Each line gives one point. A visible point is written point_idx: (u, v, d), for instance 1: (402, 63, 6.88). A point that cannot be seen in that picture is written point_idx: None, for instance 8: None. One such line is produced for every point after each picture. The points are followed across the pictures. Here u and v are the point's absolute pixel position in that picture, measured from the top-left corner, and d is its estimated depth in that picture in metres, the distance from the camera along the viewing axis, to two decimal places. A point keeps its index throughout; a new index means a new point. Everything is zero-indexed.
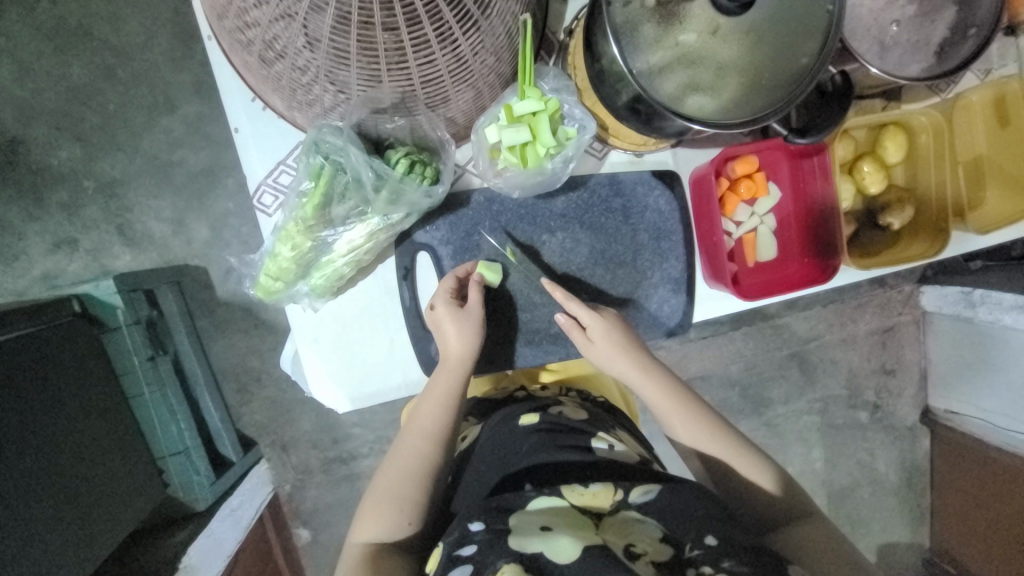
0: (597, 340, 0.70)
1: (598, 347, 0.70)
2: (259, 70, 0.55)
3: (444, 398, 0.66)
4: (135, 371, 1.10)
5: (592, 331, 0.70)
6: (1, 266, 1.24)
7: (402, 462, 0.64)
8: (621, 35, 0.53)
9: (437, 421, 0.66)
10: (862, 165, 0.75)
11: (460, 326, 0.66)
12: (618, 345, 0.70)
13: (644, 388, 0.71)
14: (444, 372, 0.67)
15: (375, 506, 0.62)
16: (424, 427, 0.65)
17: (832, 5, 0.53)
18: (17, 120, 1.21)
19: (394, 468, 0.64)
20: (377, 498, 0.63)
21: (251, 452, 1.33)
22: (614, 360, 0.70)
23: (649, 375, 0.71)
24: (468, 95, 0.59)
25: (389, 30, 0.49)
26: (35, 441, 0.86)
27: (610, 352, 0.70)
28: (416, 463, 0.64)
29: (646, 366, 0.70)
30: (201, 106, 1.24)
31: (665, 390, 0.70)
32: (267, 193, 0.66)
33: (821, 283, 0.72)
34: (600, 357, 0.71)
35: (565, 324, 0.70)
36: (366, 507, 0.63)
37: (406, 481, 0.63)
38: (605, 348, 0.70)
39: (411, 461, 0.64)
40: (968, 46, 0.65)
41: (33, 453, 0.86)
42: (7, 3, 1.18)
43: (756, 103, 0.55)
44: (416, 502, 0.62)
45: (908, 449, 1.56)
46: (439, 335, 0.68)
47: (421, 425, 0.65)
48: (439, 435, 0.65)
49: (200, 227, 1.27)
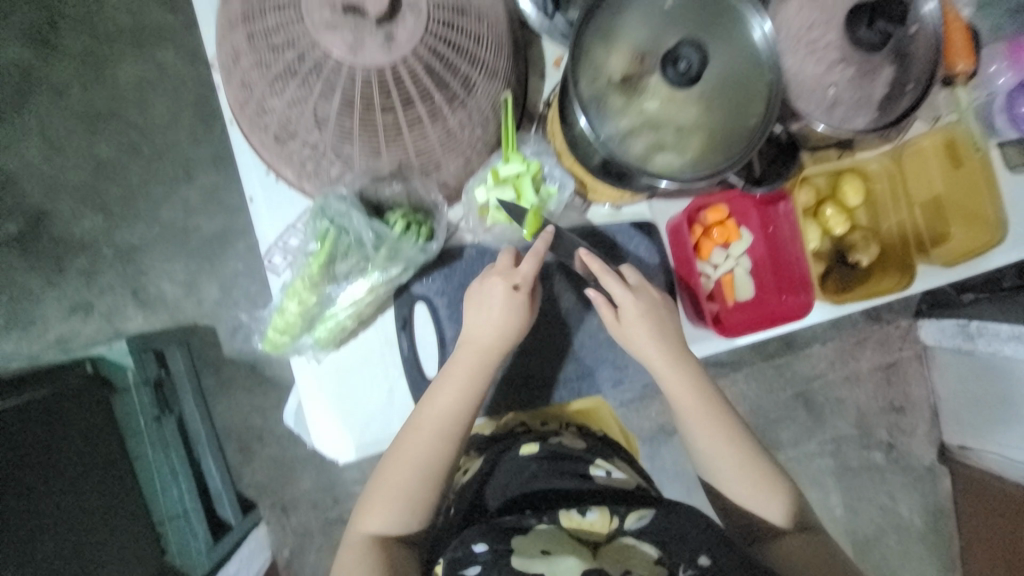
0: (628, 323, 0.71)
1: (626, 329, 0.72)
2: (273, 147, 0.63)
3: (454, 399, 0.68)
4: (142, 432, 1.12)
5: (623, 311, 0.71)
6: (19, 331, 1.29)
7: (409, 460, 0.67)
8: (589, 108, 0.61)
9: (446, 422, 0.67)
10: (825, 209, 0.81)
11: (491, 314, 0.68)
12: (649, 330, 0.71)
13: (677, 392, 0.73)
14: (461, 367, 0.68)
15: (383, 502, 0.67)
16: (433, 427, 0.67)
17: (772, 77, 0.61)
18: (46, 195, 1.30)
19: (399, 466, 0.67)
20: (385, 492, 0.67)
21: (250, 514, 1.31)
22: (651, 351, 0.72)
23: (680, 376, 0.72)
24: (458, 161, 0.66)
25: (388, 111, 0.59)
26: (36, 505, 0.87)
27: (644, 341, 0.71)
28: (419, 461, 0.67)
29: (681, 365, 0.72)
30: (217, 177, 1.33)
31: (694, 389, 0.73)
32: (276, 254, 0.71)
33: (797, 320, 0.77)
34: (630, 339, 0.72)
35: (598, 300, 0.72)
36: (374, 500, 0.68)
37: (410, 479, 0.67)
38: (637, 333, 0.71)
39: (419, 457, 0.67)
40: (908, 99, 0.71)
41: (36, 515, 0.87)
42: (37, 87, 1.28)
43: (715, 161, 0.61)
44: (417, 500, 0.67)
45: (929, 491, 1.52)
46: (468, 321, 0.69)
47: (429, 424, 0.67)
48: (447, 436, 0.67)
49: (211, 288, 1.33)
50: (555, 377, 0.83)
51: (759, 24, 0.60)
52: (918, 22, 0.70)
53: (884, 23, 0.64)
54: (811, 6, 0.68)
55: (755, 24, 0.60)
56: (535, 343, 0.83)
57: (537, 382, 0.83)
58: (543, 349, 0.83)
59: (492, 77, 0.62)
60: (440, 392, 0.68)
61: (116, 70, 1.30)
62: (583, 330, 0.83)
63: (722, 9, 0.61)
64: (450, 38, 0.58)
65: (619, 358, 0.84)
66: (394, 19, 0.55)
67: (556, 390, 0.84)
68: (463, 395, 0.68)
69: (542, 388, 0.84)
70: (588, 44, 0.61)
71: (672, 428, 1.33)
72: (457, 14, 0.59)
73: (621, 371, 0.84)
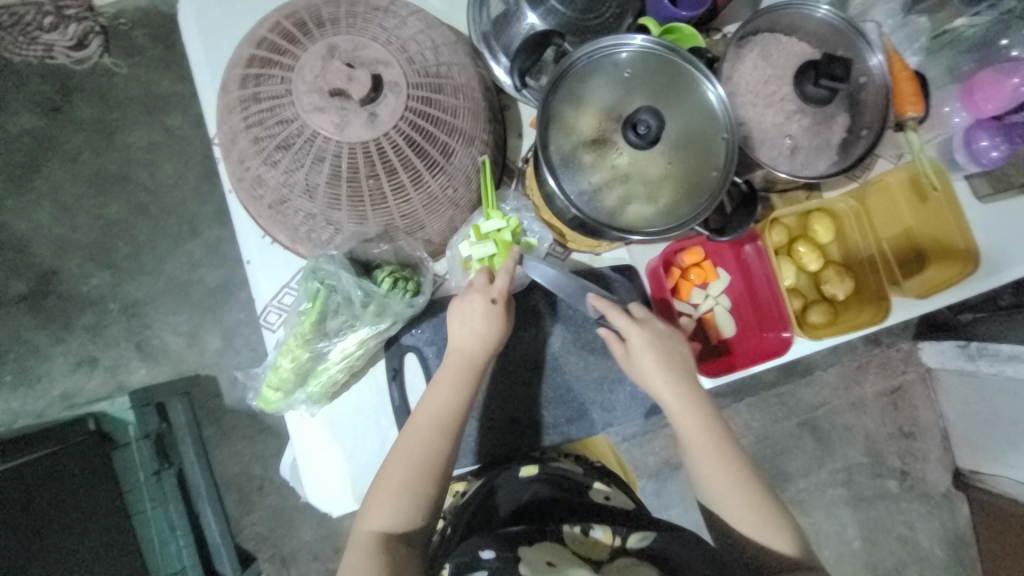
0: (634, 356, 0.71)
1: (632, 362, 0.71)
2: (268, 215, 0.68)
3: (456, 381, 0.66)
4: (140, 487, 1.14)
5: (630, 344, 0.71)
6: (25, 388, 1.32)
7: (411, 451, 0.64)
8: (560, 169, 0.65)
9: (449, 406, 0.65)
10: (798, 247, 0.84)
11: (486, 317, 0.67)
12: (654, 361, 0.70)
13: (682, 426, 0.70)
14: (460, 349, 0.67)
15: (386, 500, 0.62)
16: (436, 413, 0.65)
17: (727, 134, 0.65)
18: (55, 254, 1.36)
19: (402, 457, 0.64)
20: (387, 490, 0.63)
21: (250, 567, 1.30)
22: (655, 379, 0.70)
23: (681, 393, 0.70)
24: (441, 220, 0.70)
25: (372, 178, 0.63)
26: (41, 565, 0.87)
27: (648, 369, 0.70)
28: (422, 453, 0.64)
29: (686, 401, 0.70)
30: (221, 231, 1.39)
31: (694, 410, 0.70)
32: (271, 312, 0.75)
33: (776, 356, 0.80)
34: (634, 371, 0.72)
35: (607, 335, 0.74)
36: (374, 496, 0.63)
37: (414, 468, 0.63)
38: (643, 363, 0.71)
39: (422, 453, 0.64)
40: (863, 145, 0.74)
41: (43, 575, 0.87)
42: (51, 154, 1.36)
43: (681, 211, 0.65)
44: (421, 491, 0.63)
45: (947, 518, 1.49)
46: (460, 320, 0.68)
47: (433, 409, 0.65)
48: (448, 427, 0.65)
49: (213, 338, 1.37)
50: (546, 421, 0.85)
51: (711, 87, 0.65)
52: (865, 74, 0.74)
53: (828, 81, 0.66)
54: (763, 64, 0.73)
55: (707, 87, 0.65)
56: (525, 386, 0.85)
57: (529, 426, 0.85)
58: (531, 391, 0.85)
59: (469, 143, 0.68)
60: (437, 388, 0.66)
61: (127, 136, 1.38)
62: (571, 371, 0.85)
63: (677, 74, 0.66)
64: (428, 112, 0.64)
65: (608, 399, 0.85)
66: (376, 100, 0.60)
67: (548, 433, 0.85)
68: (465, 378, 0.66)
69: (534, 431, 0.85)
70: (555, 110, 0.65)
71: (676, 462, 1.32)
72: (435, 90, 0.64)
73: (612, 412, 0.85)
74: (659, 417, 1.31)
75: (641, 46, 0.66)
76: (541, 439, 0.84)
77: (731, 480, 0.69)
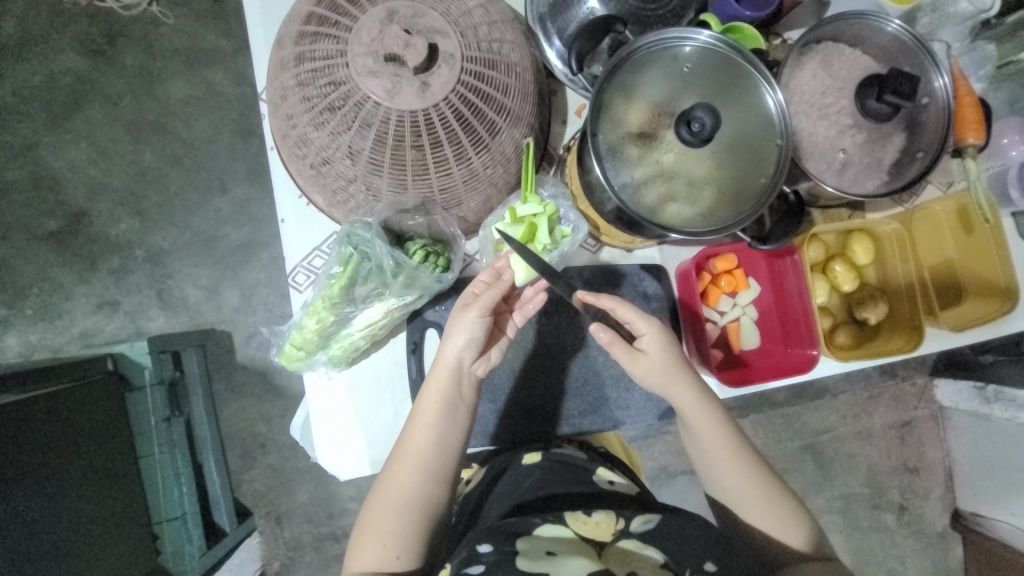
0: (650, 352, 0.69)
1: (646, 360, 0.69)
2: (308, 174, 0.68)
3: (434, 423, 0.68)
4: (150, 431, 1.17)
5: (646, 342, 0.70)
6: (46, 323, 1.36)
7: (391, 496, 0.67)
8: (605, 158, 0.63)
9: (426, 449, 0.68)
10: (834, 265, 0.83)
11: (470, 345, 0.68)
12: (667, 362, 0.70)
13: (699, 424, 0.72)
14: (434, 393, 0.68)
15: (374, 536, 0.66)
16: (415, 456, 0.67)
17: (782, 141, 0.64)
18: (87, 196, 1.38)
19: (383, 503, 0.67)
20: (374, 526, 0.66)
21: (245, 522, 1.34)
22: (673, 387, 0.70)
23: (697, 396, 0.71)
24: (478, 198, 0.70)
25: (417, 149, 0.63)
26: (41, 490, 0.89)
27: (660, 371, 0.69)
28: (402, 494, 0.67)
29: (705, 405, 0.71)
30: (249, 191, 1.40)
31: (703, 405, 0.71)
32: (300, 273, 0.76)
33: (801, 373, 0.78)
34: (645, 372, 0.69)
35: (603, 340, 0.67)
36: (360, 538, 0.67)
37: (396, 513, 0.66)
38: (658, 362, 0.69)
39: (404, 491, 0.67)
40: (916, 168, 0.71)
41: (41, 506, 0.89)
42: (92, 97, 1.37)
43: (723, 215, 0.64)
44: (406, 533, 0.66)
45: (940, 558, 1.47)
46: (441, 353, 0.69)
47: (409, 454, 0.67)
48: (428, 459, 0.68)
49: (231, 294, 1.39)
50: (559, 413, 0.84)
51: (771, 92, 0.63)
52: (929, 94, 0.71)
53: (892, 96, 0.64)
54: (823, 73, 0.71)
55: (767, 91, 0.64)
56: (542, 376, 0.84)
57: (541, 415, 0.84)
58: (547, 380, 0.85)
59: (516, 123, 0.67)
60: (413, 428, 0.68)
61: (167, 87, 1.38)
62: (588, 365, 0.85)
63: (738, 76, 0.64)
64: (479, 88, 0.63)
65: (623, 397, 0.85)
66: (429, 70, 0.60)
67: (559, 424, 0.85)
68: (441, 421, 0.68)
69: (545, 420, 0.84)
70: (607, 99, 0.64)
71: (674, 470, 1.32)
72: (487, 66, 0.64)
73: (626, 409, 0.85)
74: (663, 423, 1.30)
75: (704, 42, 0.64)
76: (549, 429, 0.84)
77: (747, 469, 0.72)
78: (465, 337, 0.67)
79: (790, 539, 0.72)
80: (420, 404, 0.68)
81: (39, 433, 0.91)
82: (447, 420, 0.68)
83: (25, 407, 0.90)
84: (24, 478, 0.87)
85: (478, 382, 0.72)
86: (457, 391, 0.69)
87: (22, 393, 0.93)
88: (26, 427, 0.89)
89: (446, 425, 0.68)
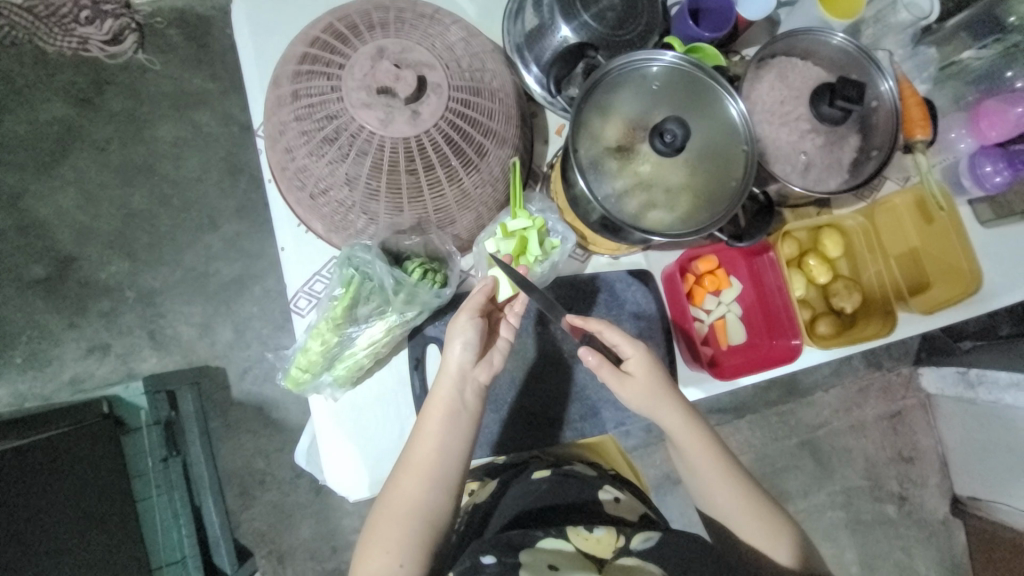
0: (637, 375, 0.73)
1: (634, 382, 0.73)
2: (308, 203, 0.71)
3: (439, 432, 0.70)
4: (147, 473, 1.16)
5: (631, 363, 0.73)
6: (34, 371, 1.34)
7: (396, 505, 0.68)
8: (587, 172, 0.68)
9: (432, 458, 0.69)
10: (808, 260, 0.88)
11: (466, 351, 0.71)
12: (653, 380, 0.73)
13: (689, 444, 0.74)
14: (440, 400, 0.70)
15: (377, 547, 0.66)
16: (420, 465, 0.69)
17: (748, 146, 0.69)
18: (76, 241, 1.38)
19: (389, 512, 0.68)
20: (379, 536, 0.67)
21: (246, 563, 1.31)
22: (662, 408, 0.73)
23: (684, 414, 0.74)
24: (470, 216, 0.74)
25: (411, 173, 0.67)
26: (37, 536, 0.88)
27: (645, 391, 0.72)
28: (407, 504, 0.68)
29: (693, 426, 0.74)
30: (240, 226, 1.42)
31: (688, 424, 0.74)
32: (302, 298, 0.78)
33: (788, 362, 0.83)
34: (633, 393, 0.73)
35: (592, 363, 0.72)
36: (366, 547, 0.68)
37: (402, 522, 0.67)
38: (646, 382, 0.73)
39: (407, 502, 0.68)
40: (873, 164, 0.77)
41: (43, 554, 0.88)
42: (80, 144, 1.39)
43: (701, 217, 0.68)
44: (411, 542, 0.67)
45: (944, 545, 1.49)
46: (444, 359, 0.72)
47: (414, 462, 0.69)
48: (432, 472, 0.69)
49: (226, 330, 1.39)
50: (559, 420, 0.86)
51: (733, 102, 0.69)
52: (878, 98, 0.78)
53: (843, 102, 0.70)
54: (780, 85, 0.77)
55: (730, 102, 0.69)
56: (542, 385, 0.87)
57: (543, 423, 0.86)
58: (546, 388, 0.87)
59: (502, 144, 0.72)
60: (418, 439, 0.70)
61: (155, 130, 1.42)
62: (585, 370, 0.87)
63: (703, 90, 0.70)
64: (465, 113, 0.68)
65: (620, 400, 0.87)
66: (419, 100, 0.64)
67: (560, 430, 0.87)
68: (445, 429, 0.70)
69: (547, 428, 0.86)
70: (585, 117, 0.69)
71: (676, 476, 1.34)
72: (473, 93, 0.68)
73: (624, 412, 0.88)
74: (662, 428, 1.33)
75: (670, 62, 0.70)
76: (552, 437, 0.86)
77: (737, 488, 0.75)
78: (461, 342, 0.70)
79: (779, 555, 0.73)
80: (423, 417, 0.70)
81: (39, 478, 0.91)
82: (451, 430, 0.70)
83: (23, 454, 0.89)
84: (20, 522, 0.86)
85: (480, 389, 0.73)
86: (461, 399, 0.71)
87: (21, 439, 0.93)
88: (25, 473, 0.89)
89: (451, 435, 0.70)
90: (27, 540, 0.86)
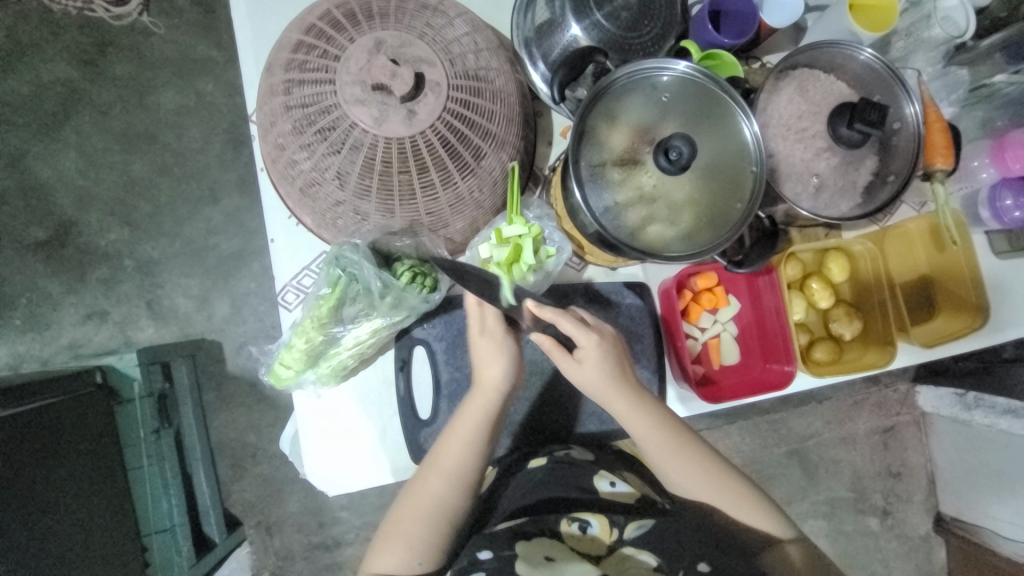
0: (585, 363, 0.70)
1: (583, 369, 0.70)
2: (298, 197, 0.69)
3: (470, 437, 0.69)
4: (139, 444, 1.18)
5: (583, 352, 0.69)
6: (33, 334, 1.35)
7: (421, 504, 0.68)
8: (589, 185, 0.65)
9: (461, 464, 0.69)
10: (811, 283, 0.87)
11: (500, 358, 0.70)
12: (605, 367, 0.70)
13: (639, 428, 0.71)
14: (476, 408, 0.69)
15: (394, 545, 0.67)
16: (451, 470, 0.68)
17: (756, 168, 0.66)
18: (76, 206, 1.37)
19: (412, 510, 0.68)
20: (395, 533, 0.68)
21: (234, 532, 1.33)
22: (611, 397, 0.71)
23: (638, 402, 0.71)
24: (464, 220, 0.71)
25: (404, 175, 0.65)
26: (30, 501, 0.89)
27: (601, 378, 0.70)
28: (433, 504, 0.68)
29: (644, 408, 0.71)
30: (240, 201, 1.40)
31: (658, 428, 0.72)
32: (290, 292, 0.77)
33: (780, 388, 0.82)
34: (584, 380, 0.71)
35: (544, 346, 0.69)
36: (382, 541, 0.68)
37: (421, 522, 0.68)
38: (595, 372, 0.70)
39: (431, 500, 0.68)
40: (889, 190, 0.73)
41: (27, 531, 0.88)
42: (81, 107, 1.37)
43: (702, 238, 0.66)
44: (431, 540, 0.68)
45: (924, 560, 1.50)
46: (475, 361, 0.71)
47: (444, 466, 0.68)
48: (461, 474, 0.69)
49: (222, 304, 1.39)
50: (544, 426, 0.86)
51: (747, 121, 0.66)
52: (900, 120, 0.73)
53: (862, 125, 0.66)
54: (799, 99, 0.73)
55: (744, 121, 0.66)
56: (529, 392, 0.86)
57: (529, 427, 0.86)
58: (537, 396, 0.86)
59: (501, 148, 0.69)
60: (449, 439, 0.69)
61: (158, 96, 1.39)
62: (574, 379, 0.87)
63: (716, 105, 0.66)
64: (464, 114, 0.65)
65: (607, 412, 0.87)
66: (416, 98, 0.62)
67: (547, 434, 0.87)
68: (478, 440, 0.69)
69: (533, 433, 0.86)
70: (589, 126, 0.66)
71: None
72: (473, 94, 0.66)
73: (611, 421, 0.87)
74: None
75: (682, 72, 0.66)
76: (539, 440, 0.86)
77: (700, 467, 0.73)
78: (499, 351, 0.70)
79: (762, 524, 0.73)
80: (459, 418, 0.70)
81: (19, 455, 0.89)
82: (486, 435, 0.70)
83: (9, 427, 0.89)
84: (16, 485, 0.87)
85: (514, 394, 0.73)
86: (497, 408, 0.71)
87: (12, 406, 0.92)
88: (4, 451, 0.87)
89: (484, 441, 0.69)
90: (24, 503, 0.88)
